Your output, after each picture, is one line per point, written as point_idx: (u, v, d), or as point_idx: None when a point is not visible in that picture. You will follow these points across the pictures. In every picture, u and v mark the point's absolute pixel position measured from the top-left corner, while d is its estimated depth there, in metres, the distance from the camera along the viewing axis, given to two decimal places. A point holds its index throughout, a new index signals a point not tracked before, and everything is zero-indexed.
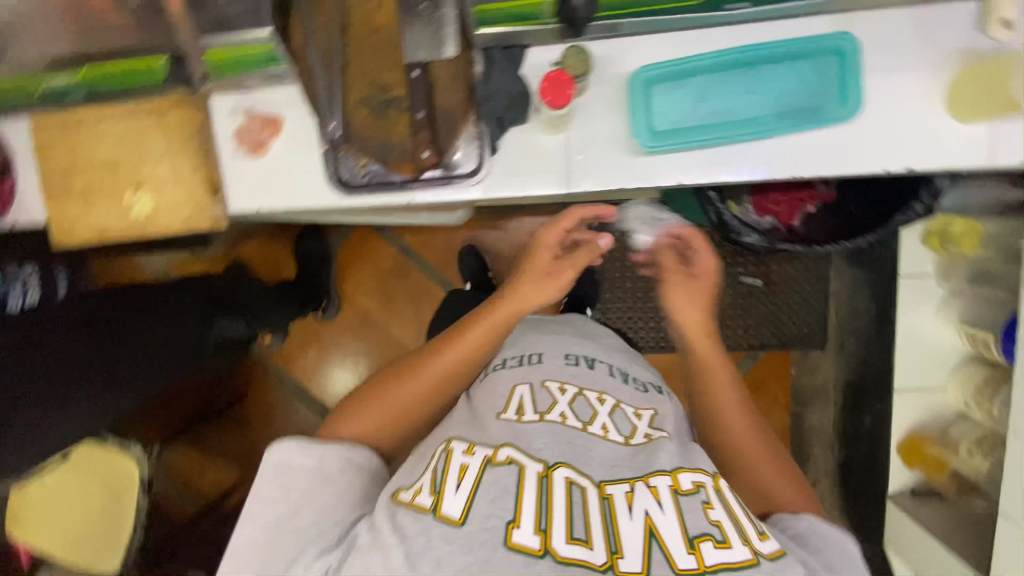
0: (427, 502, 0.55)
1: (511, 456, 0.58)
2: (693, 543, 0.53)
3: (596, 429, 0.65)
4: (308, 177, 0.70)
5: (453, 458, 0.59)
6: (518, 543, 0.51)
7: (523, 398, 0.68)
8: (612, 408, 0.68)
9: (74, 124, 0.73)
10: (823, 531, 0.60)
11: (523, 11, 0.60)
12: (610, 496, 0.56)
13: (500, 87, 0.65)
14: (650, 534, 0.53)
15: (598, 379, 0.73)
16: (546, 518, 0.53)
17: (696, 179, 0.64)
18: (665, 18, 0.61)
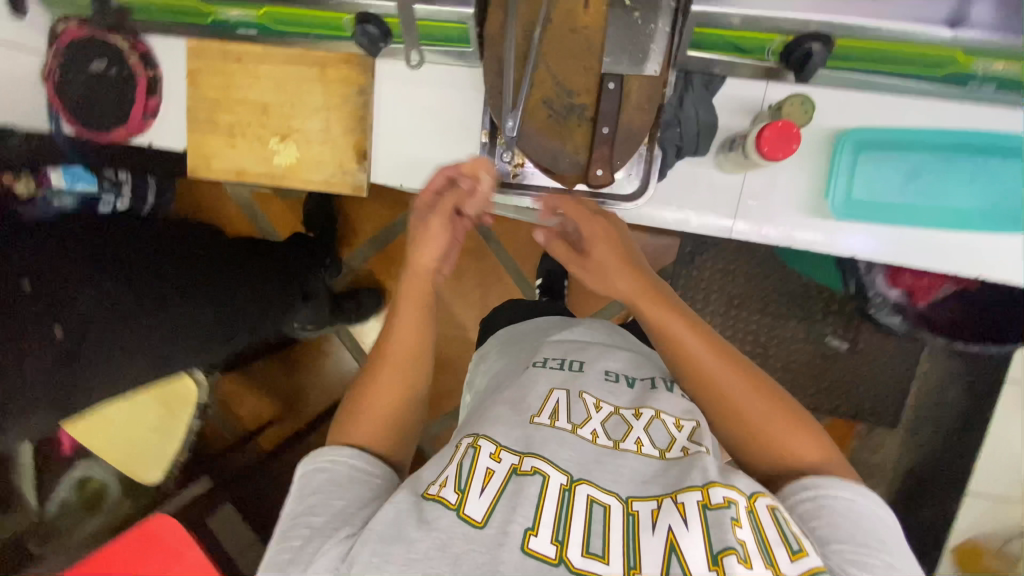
0: (450, 499, 0.43)
1: (536, 466, 0.44)
2: (718, 560, 0.38)
3: (628, 445, 0.47)
4: (462, 161, 0.69)
5: (481, 457, 0.46)
6: (536, 550, 0.40)
7: (558, 402, 0.51)
8: (649, 420, 0.50)
9: (233, 59, 0.70)
10: (862, 507, 0.43)
11: (748, 43, 0.55)
12: (636, 513, 0.42)
13: (692, 114, 0.60)
14: (670, 552, 0.39)
15: (644, 397, 0.53)
16: (566, 529, 0.41)
17: (875, 257, 0.60)
18: (905, 82, 0.55)
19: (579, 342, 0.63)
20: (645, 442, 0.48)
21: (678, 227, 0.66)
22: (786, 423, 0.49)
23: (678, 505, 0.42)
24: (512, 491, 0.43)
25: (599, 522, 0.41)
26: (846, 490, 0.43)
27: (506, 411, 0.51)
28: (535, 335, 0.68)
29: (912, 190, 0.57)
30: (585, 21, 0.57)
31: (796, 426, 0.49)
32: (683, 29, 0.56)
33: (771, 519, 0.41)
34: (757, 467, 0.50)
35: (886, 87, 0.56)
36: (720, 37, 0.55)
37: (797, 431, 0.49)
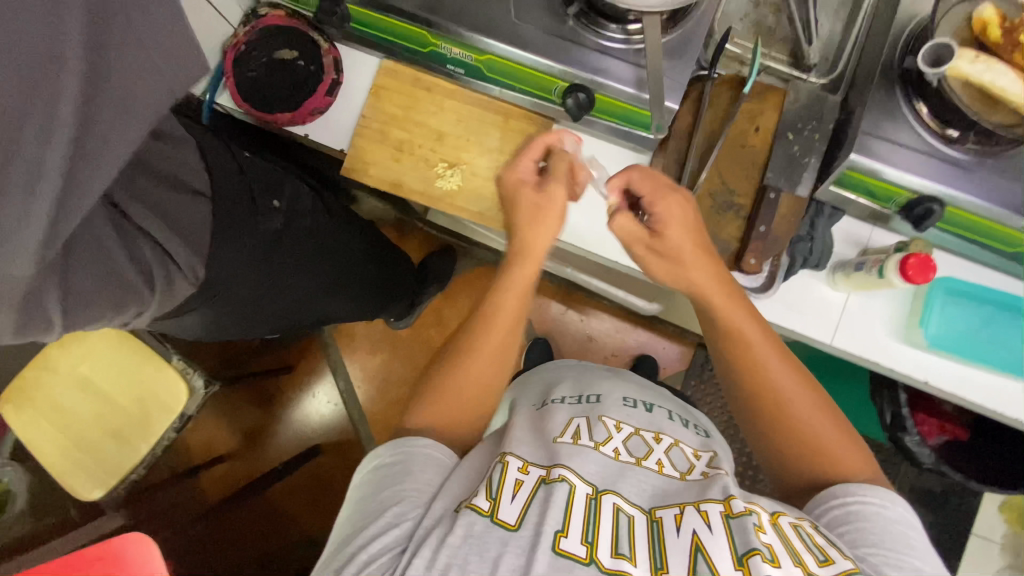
0: (484, 506, 0.54)
1: (565, 475, 0.56)
2: (743, 560, 0.49)
3: (651, 463, 0.63)
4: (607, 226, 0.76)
5: (512, 470, 0.58)
6: (567, 550, 0.50)
7: (579, 427, 0.67)
8: (668, 446, 0.67)
9: (424, 87, 0.76)
10: (889, 512, 0.55)
11: (881, 192, 0.68)
12: (659, 519, 0.55)
13: (821, 235, 0.72)
14: (696, 551, 0.51)
15: (654, 421, 0.73)
16: (594, 532, 0.52)
17: (941, 383, 0.72)
18: (976, 249, 0.71)
19: (593, 384, 0.82)
20: (667, 463, 0.63)
21: (789, 324, 0.74)
22: (837, 433, 0.62)
23: (700, 513, 0.54)
24: (542, 496, 0.54)
25: (625, 529, 0.53)
26: (875, 497, 0.56)
27: (533, 444, 0.64)
28: (549, 378, 0.88)
29: (979, 335, 0.71)
30: (754, 142, 0.70)
31: (848, 442, 0.62)
32: (835, 167, 0.68)
33: (795, 534, 0.53)
34: (797, 472, 0.63)
35: (964, 250, 0.72)
36: (863, 182, 0.68)
37: (843, 437, 0.62)
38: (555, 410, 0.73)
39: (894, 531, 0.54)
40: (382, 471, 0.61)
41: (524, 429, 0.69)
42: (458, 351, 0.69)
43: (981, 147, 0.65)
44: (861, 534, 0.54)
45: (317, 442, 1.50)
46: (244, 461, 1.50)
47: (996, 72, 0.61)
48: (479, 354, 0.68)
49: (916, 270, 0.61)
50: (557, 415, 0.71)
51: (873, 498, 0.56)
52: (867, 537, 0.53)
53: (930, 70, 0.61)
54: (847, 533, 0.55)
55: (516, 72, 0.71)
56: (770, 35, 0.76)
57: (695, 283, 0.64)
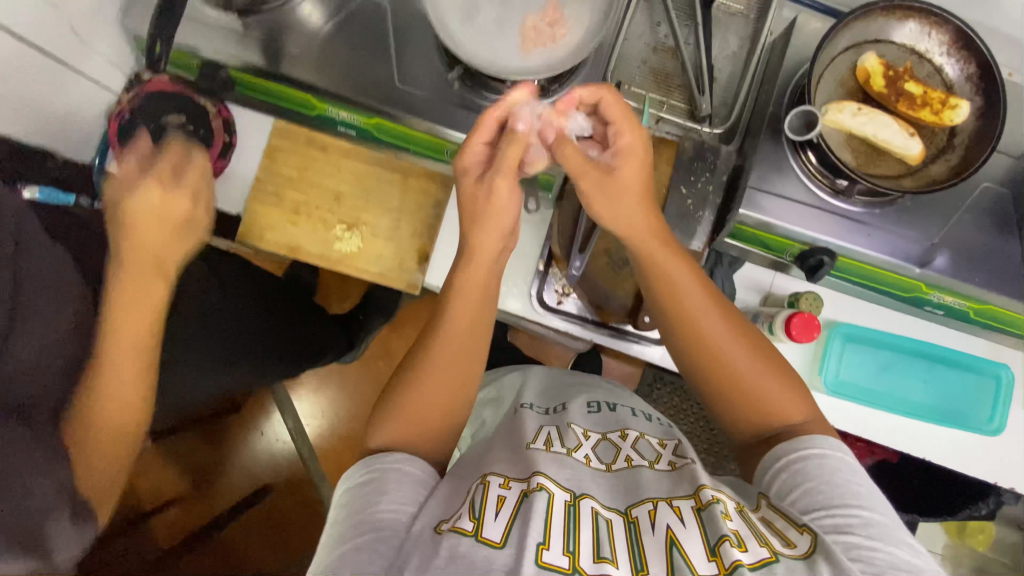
0: (467, 527, 0.48)
1: (544, 483, 0.50)
2: (715, 550, 0.46)
3: (620, 466, 0.56)
4: (511, 281, 0.76)
5: (492, 488, 0.51)
6: (551, 562, 0.45)
7: (550, 434, 0.59)
8: (635, 439, 0.60)
9: (318, 147, 0.75)
10: (829, 463, 0.52)
11: (774, 244, 0.69)
12: (635, 519, 0.50)
13: (720, 286, 0.73)
14: (672, 547, 0.47)
15: (623, 420, 0.64)
16: (575, 540, 0.47)
17: (847, 428, 0.71)
18: (873, 294, 0.71)
19: (550, 390, 0.72)
20: (634, 457, 0.57)
21: None
22: (784, 384, 0.57)
23: (672, 508, 0.50)
24: (523, 512, 0.48)
25: (605, 530, 0.48)
26: (819, 446, 0.53)
27: (506, 457, 0.56)
28: (513, 381, 0.77)
29: (878, 380, 0.71)
30: None
31: (792, 390, 0.57)
32: (727, 220, 0.68)
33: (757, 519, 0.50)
34: (742, 432, 0.58)
35: (865, 296, 0.72)
36: (756, 234, 0.68)
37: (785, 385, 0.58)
38: (521, 419, 0.63)
39: (836, 482, 0.51)
40: (356, 494, 0.53)
41: (493, 442, 0.61)
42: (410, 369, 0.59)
43: (869, 198, 0.65)
44: (811, 495, 0.50)
45: (267, 481, 1.49)
46: (195, 506, 1.47)
47: (877, 123, 0.61)
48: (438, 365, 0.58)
49: (799, 328, 0.62)
50: (526, 422, 0.62)
51: (817, 452, 0.53)
52: (815, 503, 0.50)
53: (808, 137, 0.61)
54: (799, 500, 0.51)
55: (412, 133, 0.70)
56: (666, 82, 0.75)
57: (627, 222, 0.59)
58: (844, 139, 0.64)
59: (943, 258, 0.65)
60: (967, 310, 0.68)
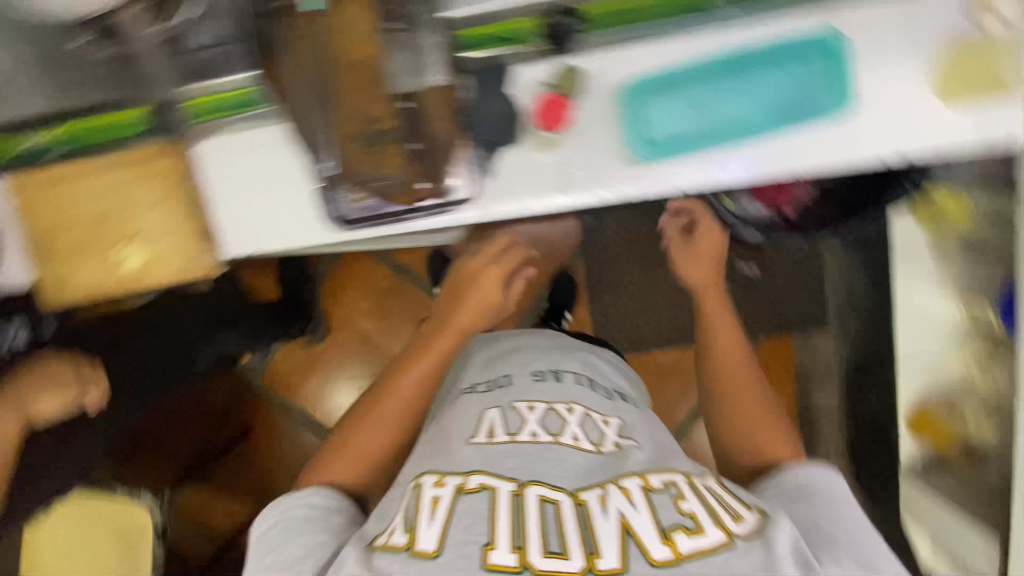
0: (401, 542, 0.59)
1: (483, 482, 0.62)
2: (667, 533, 0.58)
3: (568, 439, 0.69)
4: (300, 214, 0.70)
5: (427, 489, 0.63)
6: (497, 563, 0.55)
7: (493, 422, 0.72)
8: (579, 417, 0.73)
9: (55, 181, 0.71)
10: (835, 487, 0.69)
11: (507, 33, 0.60)
12: (584, 502, 0.61)
13: (490, 109, 0.64)
14: (626, 533, 0.57)
15: (566, 390, 0.77)
16: (523, 535, 0.57)
17: (697, 183, 0.64)
18: (645, 33, 0.62)
19: (491, 363, 0.85)
20: (580, 436, 0.70)
21: (523, 212, 0.67)
22: (777, 434, 0.81)
23: (622, 492, 0.61)
24: (463, 508, 0.60)
25: (552, 519, 0.58)
26: (821, 473, 0.70)
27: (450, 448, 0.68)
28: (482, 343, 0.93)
29: (695, 122, 0.62)
30: (362, 54, 0.60)
31: (782, 437, 0.81)
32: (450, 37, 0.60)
33: (695, 496, 0.63)
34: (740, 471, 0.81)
35: (643, 36, 0.62)
36: (481, 35, 0.60)
37: (772, 428, 0.82)
38: (463, 405, 0.77)
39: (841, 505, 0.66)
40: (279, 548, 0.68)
41: (438, 432, 0.74)
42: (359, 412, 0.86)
43: None
44: (804, 501, 0.67)
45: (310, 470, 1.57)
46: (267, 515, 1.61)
47: None
48: (381, 414, 0.85)
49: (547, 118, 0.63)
50: (470, 410, 0.75)
51: (832, 480, 0.70)
52: (790, 506, 0.68)
53: None
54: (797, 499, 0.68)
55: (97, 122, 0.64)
56: None
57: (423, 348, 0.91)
58: None
59: None
60: None
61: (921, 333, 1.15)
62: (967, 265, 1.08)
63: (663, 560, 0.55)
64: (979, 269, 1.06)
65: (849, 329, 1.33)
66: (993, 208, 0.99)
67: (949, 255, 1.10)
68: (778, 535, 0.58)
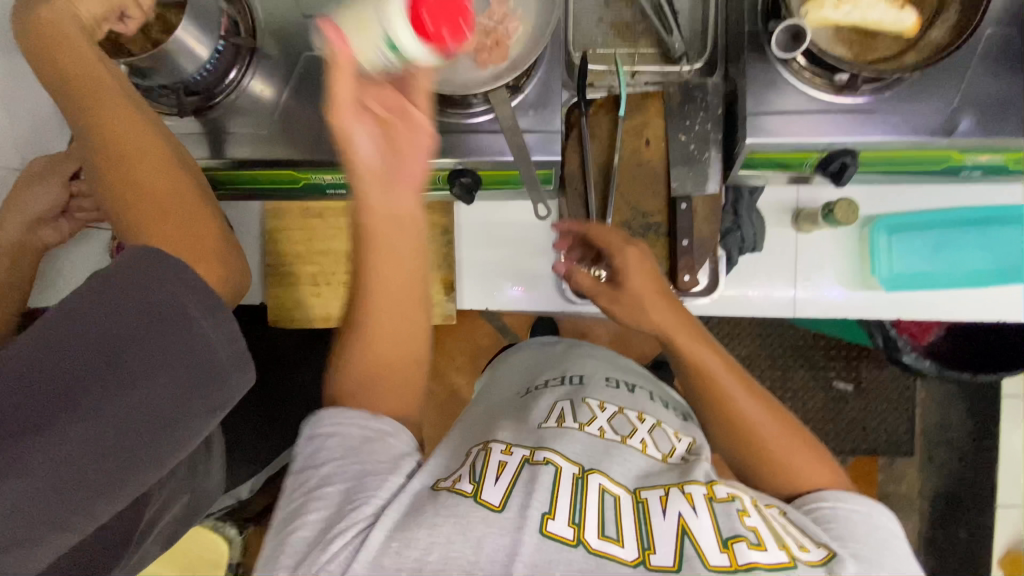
0: (466, 489, 0.47)
1: (549, 456, 0.50)
2: (728, 543, 0.45)
3: (635, 443, 0.57)
4: (538, 281, 0.74)
5: (494, 454, 0.52)
6: (554, 532, 0.44)
7: (564, 410, 0.61)
8: (652, 426, 0.61)
9: (314, 213, 0.75)
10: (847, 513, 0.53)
11: (789, 161, 0.66)
12: (645, 500, 0.49)
13: (746, 219, 0.71)
14: (683, 535, 0.45)
15: (639, 401, 0.66)
16: (582, 512, 0.46)
17: (926, 315, 0.70)
18: (906, 176, 0.67)
19: (569, 360, 0.74)
20: (650, 443, 0.58)
21: (749, 313, 0.74)
22: (810, 455, 0.59)
23: (685, 495, 0.49)
24: (527, 478, 0.48)
25: (613, 509, 0.47)
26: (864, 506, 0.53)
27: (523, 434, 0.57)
28: (568, 358, 0.76)
29: (935, 262, 0.69)
30: (650, 156, 0.68)
31: (816, 457, 0.59)
32: (739, 153, 0.66)
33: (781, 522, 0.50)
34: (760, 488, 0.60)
35: (900, 180, 0.68)
36: (768, 158, 0.66)
37: (801, 445, 0.59)
38: (534, 398, 0.66)
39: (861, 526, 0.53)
40: (325, 473, 0.48)
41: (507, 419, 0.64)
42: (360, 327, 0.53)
43: (877, 83, 0.61)
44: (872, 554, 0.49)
45: None
46: None
47: (863, 8, 0.58)
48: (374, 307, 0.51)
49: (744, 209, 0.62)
50: (540, 400, 0.65)
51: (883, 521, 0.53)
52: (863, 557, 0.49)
53: (787, 54, 0.59)
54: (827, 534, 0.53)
55: None
56: (633, 31, 0.72)
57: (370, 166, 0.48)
58: (832, 34, 0.61)
59: (969, 119, 0.61)
60: (1005, 163, 0.64)
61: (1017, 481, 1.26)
62: None
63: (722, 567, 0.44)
64: None
65: (940, 462, 1.34)
66: None
67: None
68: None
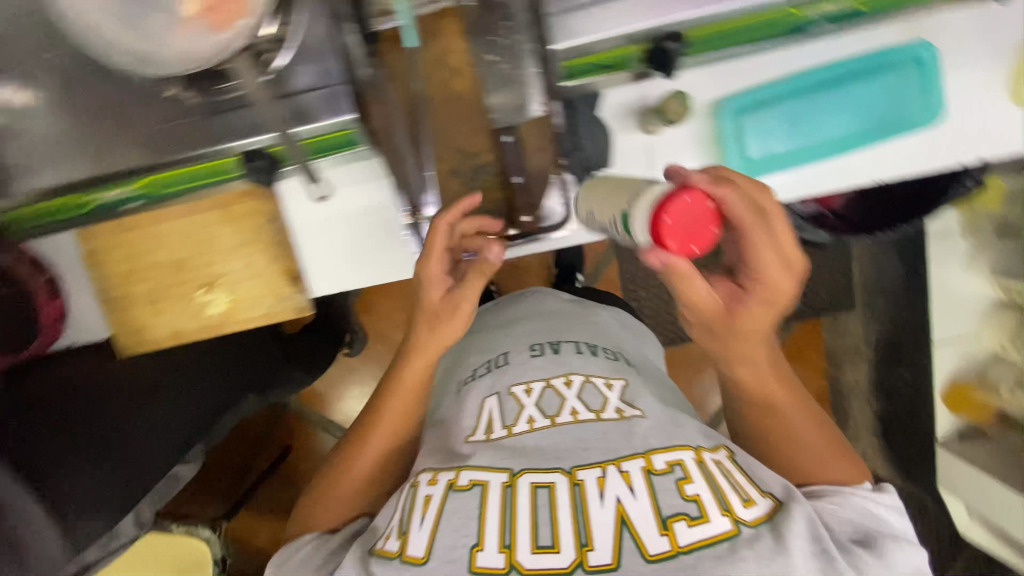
0: (395, 547, 0.56)
1: (473, 478, 0.57)
2: (667, 524, 0.52)
3: (565, 418, 0.61)
4: (386, 250, 0.69)
5: (421, 488, 0.59)
6: (485, 564, 0.52)
7: (492, 414, 0.65)
8: (579, 387, 0.65)
9: (125, 228, 0.67)
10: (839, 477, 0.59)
11: (608, 60, 0.59)
12: (581, 481, 0.55)
13: (586, 136, 0.64)
14: (621, 522, 0.52)
15: (565, 361, 0.69)
16: (512, 533, 0.53)
17: (792, 196, 0.65)
18: (744, 46, 0.59)
19: (488, 341, 0.78)
20: (580, 409, 0.62)
21: None
22: (816, 424, 0.61)
23: (622, 475, 0.55)
24: (452, 508, 0.56)
25: (546, 506, 0.54)
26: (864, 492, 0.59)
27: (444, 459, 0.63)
28: (507, 331, 0.78)
29: (793, 137, 0.62)
30: (461, 88, 0.59)
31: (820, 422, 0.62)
32: (554, 65, 0.57)
33: (721, 473, 0.56)
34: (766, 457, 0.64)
35: (742, 52, 0.60)
36: (584, 63, 0.58)
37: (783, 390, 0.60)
38: (467, 395, 0.70)
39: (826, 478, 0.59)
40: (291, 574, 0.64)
41: (441, 440, 0.68)
42: (370, 414, 0.69)
43: None
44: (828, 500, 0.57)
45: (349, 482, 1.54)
46: None
47: None
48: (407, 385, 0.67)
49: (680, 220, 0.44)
50: (470, 399, 0.68)
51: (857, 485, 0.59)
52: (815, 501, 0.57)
53: None
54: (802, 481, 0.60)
55: (189, 169, 0.62)
56: None
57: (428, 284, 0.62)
58: None
59: None
60: (849, 8, 0.56)
61: (954, 315, 1.23)
62: (1005, 247, 1.11)
63: (662, 552, 0.51)
64: (1015, 250, 1.10)
65: (878, 310, 1.36)
66: None
67: (985, 236, 1.14)
68: (793, 531, 0.52)
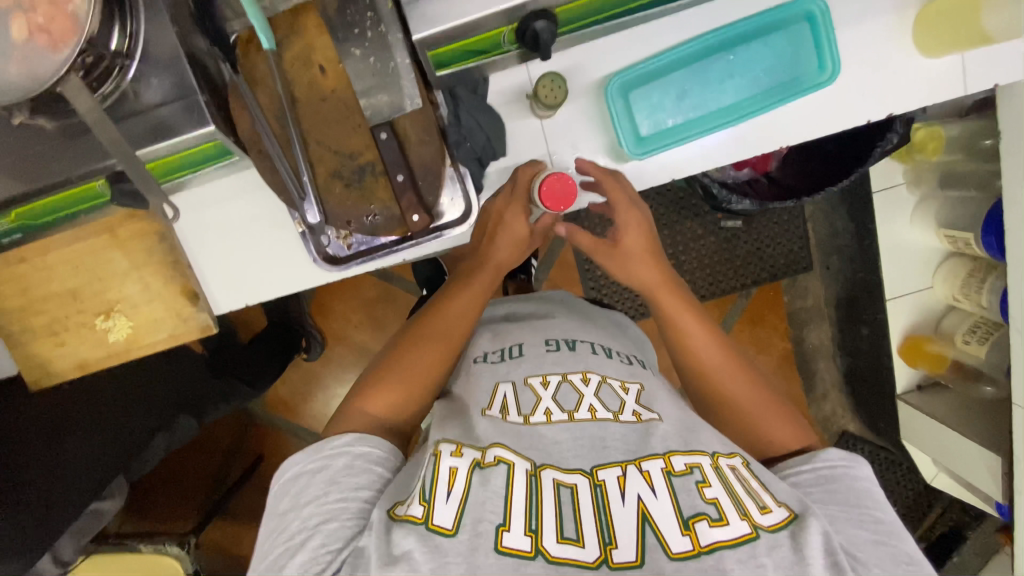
0: (416, 514, 0.42)
1: (500, 456, 0.45)
2: (689, 523, 0.42)
3: (582, 415, 0.50)
4: (289, 258, 0.68)
5: (444, 458, 0.46)
6: (511, 546, 0.40)
7: (507, 397, 0.52)
8: (596, 384, 0.53)
9: (15, 261, 0.65)
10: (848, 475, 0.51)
11: (483, 45, 0.55)
12: (602, 483, 0.44)
13: (471, 125, 0.61)
14: (644, 521, 0.42)
15: (582, 359, 0.56)
16: (537, 517, 0.42)
17: (687, 171, 0.64)
18: (621, 19, 0.57)
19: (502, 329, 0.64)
20: (598, 407, 0.50)
21: None
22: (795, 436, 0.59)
23: (642, 474, 0.45)
24: (478, 483, 0.44)
25: (568, 503, 0.43)
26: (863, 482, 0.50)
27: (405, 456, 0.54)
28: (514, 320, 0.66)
29: (685, 110, 0.61)
30: (330, 85, 0.57)
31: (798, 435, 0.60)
32: (421, 56, 0.54)
33: (736, 476, 0.46)
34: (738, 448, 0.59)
35: (617, 26, 0.58)
36: (455, 50, 0.54)
37: (779, 416, 0.58)
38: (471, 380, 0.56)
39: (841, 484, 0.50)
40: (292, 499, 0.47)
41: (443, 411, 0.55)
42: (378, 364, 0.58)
43: None
44: (828, 498, 0.49)
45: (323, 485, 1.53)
46: None
47: None
48: (440, 330, 0.59)
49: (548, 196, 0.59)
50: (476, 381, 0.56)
51: (857, 471, 0.51)
52: (814, 501, 0.49)
53: None
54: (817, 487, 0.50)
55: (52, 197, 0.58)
56: None
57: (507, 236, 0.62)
58: None
59: None
60: None
61: (910, 269, 1.20)
62: (948, 196, 1.09)
63: (683, 553, 0.40)
64: (959, 198, 1.08)
65: (835, 270, 1.34)
66: (972, 137, 1.00)
67: (931, 186, 1.12)
68: (809, 539, 0.41)
